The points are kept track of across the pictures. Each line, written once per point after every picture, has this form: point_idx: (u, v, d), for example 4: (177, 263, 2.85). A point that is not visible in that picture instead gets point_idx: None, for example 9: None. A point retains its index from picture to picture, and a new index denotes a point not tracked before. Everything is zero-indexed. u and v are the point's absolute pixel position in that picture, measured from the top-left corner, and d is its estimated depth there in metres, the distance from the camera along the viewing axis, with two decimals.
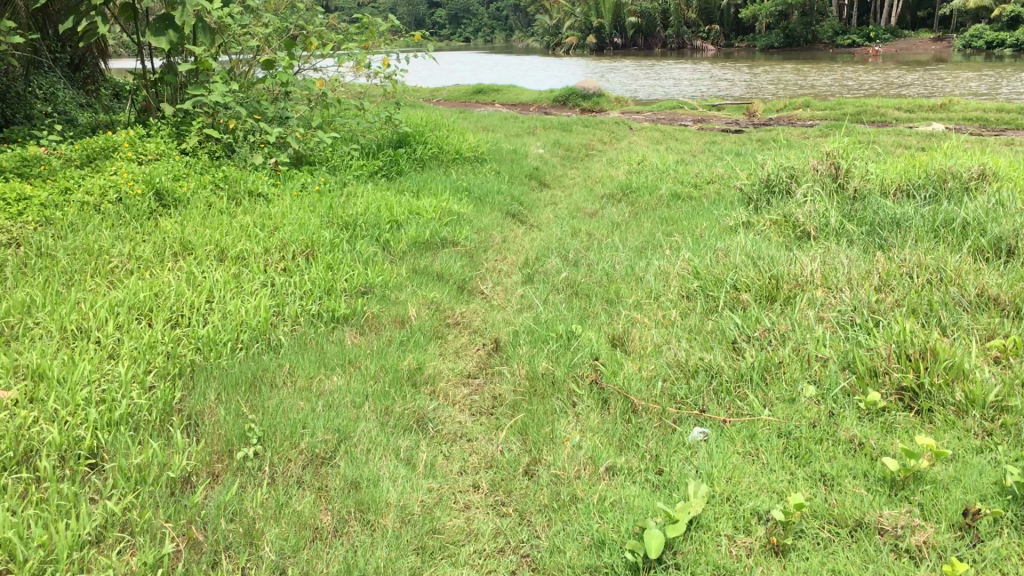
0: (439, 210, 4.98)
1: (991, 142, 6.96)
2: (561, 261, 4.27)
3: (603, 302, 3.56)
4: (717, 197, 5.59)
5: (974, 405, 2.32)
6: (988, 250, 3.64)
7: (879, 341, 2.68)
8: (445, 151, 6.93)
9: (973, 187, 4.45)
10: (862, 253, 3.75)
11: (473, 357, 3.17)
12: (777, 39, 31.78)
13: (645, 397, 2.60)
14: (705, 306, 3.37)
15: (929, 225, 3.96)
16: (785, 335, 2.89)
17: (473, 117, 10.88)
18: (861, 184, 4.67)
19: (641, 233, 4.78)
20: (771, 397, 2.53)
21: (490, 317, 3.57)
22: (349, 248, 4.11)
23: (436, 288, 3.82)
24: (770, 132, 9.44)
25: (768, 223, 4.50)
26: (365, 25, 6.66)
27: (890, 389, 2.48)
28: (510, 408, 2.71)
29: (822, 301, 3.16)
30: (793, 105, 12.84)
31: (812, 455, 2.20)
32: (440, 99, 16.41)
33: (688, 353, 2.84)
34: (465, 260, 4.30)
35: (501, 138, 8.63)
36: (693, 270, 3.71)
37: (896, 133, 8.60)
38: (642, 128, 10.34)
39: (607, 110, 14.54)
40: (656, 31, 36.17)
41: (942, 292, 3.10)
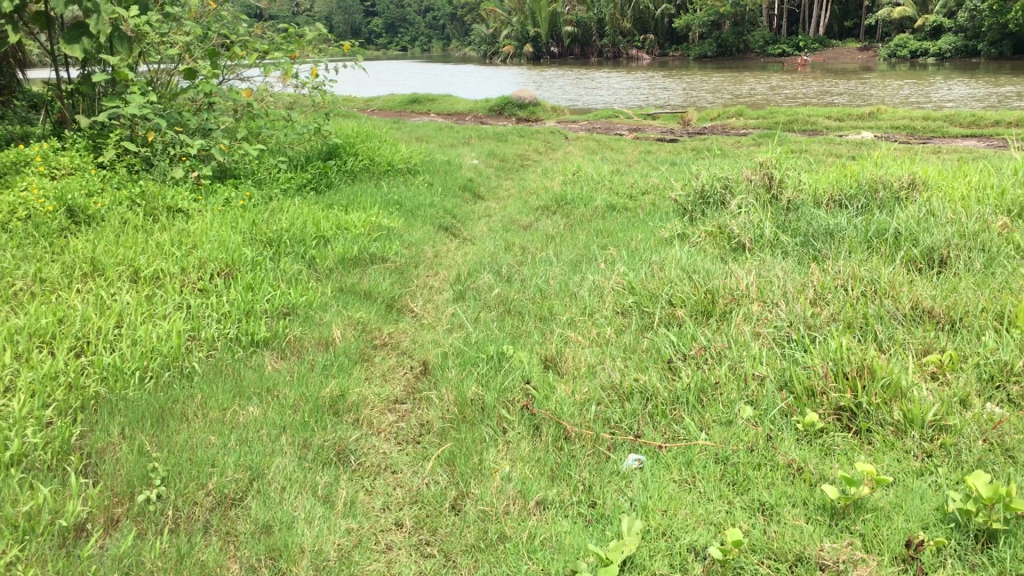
0: (368, 225, 4.83)
1: (919, 151, 7.04)
2: (493, 276, 4.16)
3: (535, 320, 3.46)
4: (653, 208, 5.53)
5: (913, 424, 2.26)
6: (921, 261, 3.62)
7: (816, 359, 2.61)
8: (376, 163, 6.77)
9: (904, 197, 4.46)
10: (797, 265, 3.71)
11: (400, 381, 3.03)
12: (710, 48, 32.19)
13: (578, 422, 2.49)
14: (640, 322, 3.28)
15: (862, 235, 3.94)
16: (721, 352, 2.81)
17: (407, 127, 10.72)
18: (794, 195, 4.65)
19: (575, 246, 4.69)
20: (707, 419, 2.44)
21: (420, 337, 3.44)
22: (271, 265, 3.94)
23: (363, 307, 3.67)
24: (704, 141, 9.47)
25: (704, 234, 4.44)
26: (292, 34, 6.47)
27: (828, 409, 2.40)
28: (437, 436, 2.58)
29: (758, 315, 3.10)
30: (726, 114, 12.94)
31: (750, 482, 2.11)
32: (375, 109, 16.21)
33: (622, 374, 2.74)
34: (395, 277, 4.16)
35: (435, 149, 8.49)
36: (628, 285, 3.62)
37: (828, 141, 8.68)
38: (578, 138, 10.29)
39: (543, 119, 14.51)
40: (592, 41, 36.39)
41: (877, 304, 3.05)
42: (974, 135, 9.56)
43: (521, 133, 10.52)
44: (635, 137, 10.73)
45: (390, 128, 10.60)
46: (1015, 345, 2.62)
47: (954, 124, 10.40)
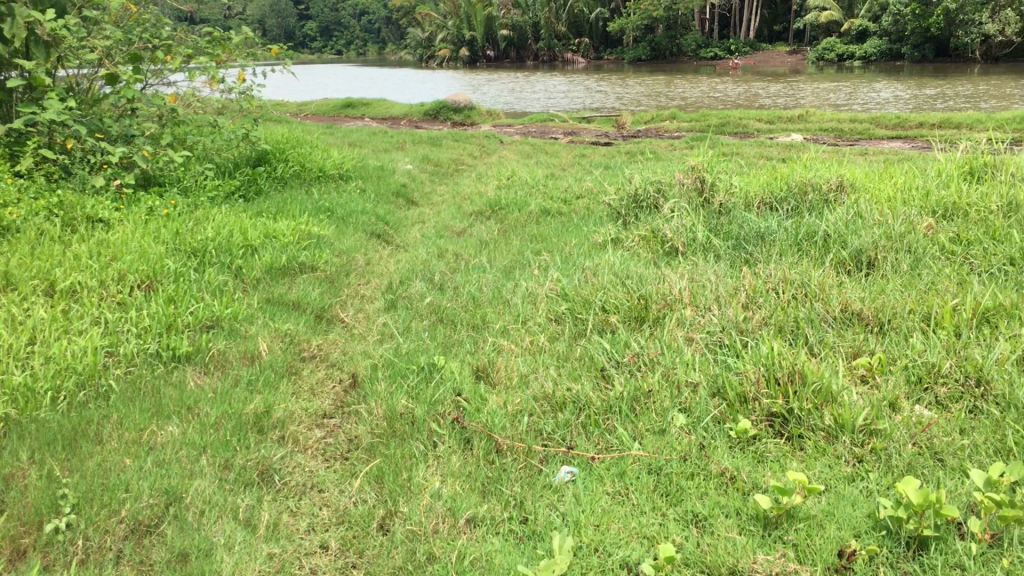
0: (297, 233, 4.72)
1: (847, 153, 7.16)
2: (425, 284, 4.09)
3: (468, 329, 3.40)
4: (587, 212, 5.52)
5: (844, 429, 2.25)
6: (850, 263, 3.65)
7: (748, 364, 2.60)
8: (307, 169, 6.65)
9: (833, 199, 4.51)
10: (729, 269, 3.71)
11: (329, 395, 2.94)
12: (644, 52, 32.49)
13: (510, 435, 2.44)
14: (573, 330, 3.25)
15: (792, 238, 3.96)
16: (654, 360, 2.78)
17: (340, 132, 10.57)
18: (725, 198, 4.67)
19: (509, 252, 4.65)
20: (640, 428, 2.40)
21: (349, 348, 3.35)
22: (195, 277, 3.81)
23: (290, 319, 3.58)
24: (639, 144, 9.51)
25: (637, 238, 4.43)
26: (217, 38, 6.32)
27: (760, 415, 2.38)
28: (366, 452, 2.50)
29: (690, 320, 3.09)
30: (661, 117, 13.05)
31: (683, 493, 2.08)
32: (308, 113, 15.98)
33: (555, 384, 2.70)
34: (324, 287, 4.06)
35: (367, 154, 8.39)
36: (561, 291, 3.59)
37: (759, 143, 8.79)
38: (513, 141, 10.26)
39: (479, 123, 14.47)
40: (527, 44, 36.48)
41: (807, 308, 3.06)
42: (900, 137, 9.77)
43: (456, 136, 10.46)
44: (570, 141, 10.74)
45: (323, 133, 10.44)
46: (942, 347, 2.65)
47: (880, 126, 10.62)
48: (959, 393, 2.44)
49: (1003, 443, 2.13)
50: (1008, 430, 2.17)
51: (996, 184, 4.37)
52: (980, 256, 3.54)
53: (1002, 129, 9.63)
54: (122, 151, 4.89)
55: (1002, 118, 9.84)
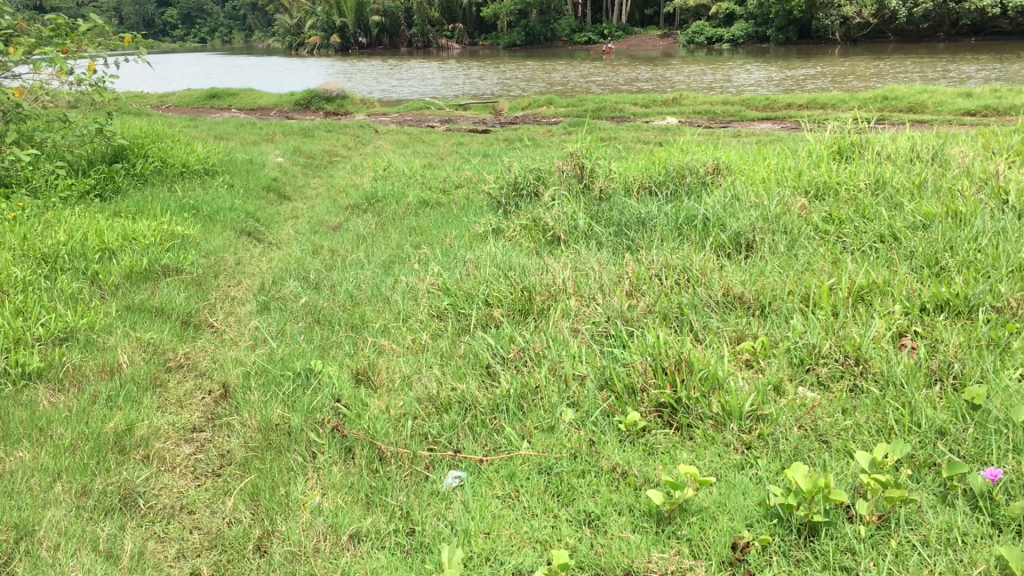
0: (160, 233, 4.45)
1: (720, 136, 7.29)
2: (300, 283, 3.91)
3: (347, 329, 3.26)
4: (466, 202, 5.42)
5: (732, 416, 2.21)
6: (729, 246, 3.67)
7: (635, 354, 2.55)
8: (169, 165, 6.32)
9: (709, 182, 4.55)
10: (611, 257, 3.68)
11: (198, 407, 2.76)
12: (517, 37, 32.57)
13: (393, 441, 2.32)
14: (456, 326, 3.15)
15: (672, 223, 3.97)
16: (540, 354, 2.71)
17: (206, 125, 10.15)
18: (605, 184, 4.66)
19: (388, 246, 4.51)
20: (529, 427, 2.32)
21: (220, 355, 3.17)
22: (46, 285, 3.54)
23: (154, 327, 3.35)
24: (516, 131, 9.46)
25: (518, 228, 4.36)
26: (63, 28, 5.91)
27: (649, 407, 2.33)
28: (239, 468, 2.34)
29: (575, 311, 3.04)
30: (536, 103, 13.06)
31: (574, 492, 2.00)
32: (172, 105, 15.32)
33: (439, 385, 2.60)
34: (191, 291, 3.84)
35: (235, 148, 8.06)
36: (443, 286, 3.48)
37: (635, 128, 8.88)
38: (388, 131, 10.06)
39: (352, 113, 14.17)
40: (400, 31, 36.07)
41: (690, 293, 3.05)
42: (768, 118, 10.05)
43: (329, 127, 10.19)
44: (446, 129, 10.61)
45: (187, 126, 10.00)
46: (821, 328, 2.66)
47: (750, 108, 10.90)
48: (840, 373, 2.44)
49: (885, 421, 2.11)
50: (889, 406, 2.17)
51: (863, 163, 4.50)
52: (852, 234, 3.61)
53: (862, 108, 10.02)
54: None
55: (862, 98, 10.24)
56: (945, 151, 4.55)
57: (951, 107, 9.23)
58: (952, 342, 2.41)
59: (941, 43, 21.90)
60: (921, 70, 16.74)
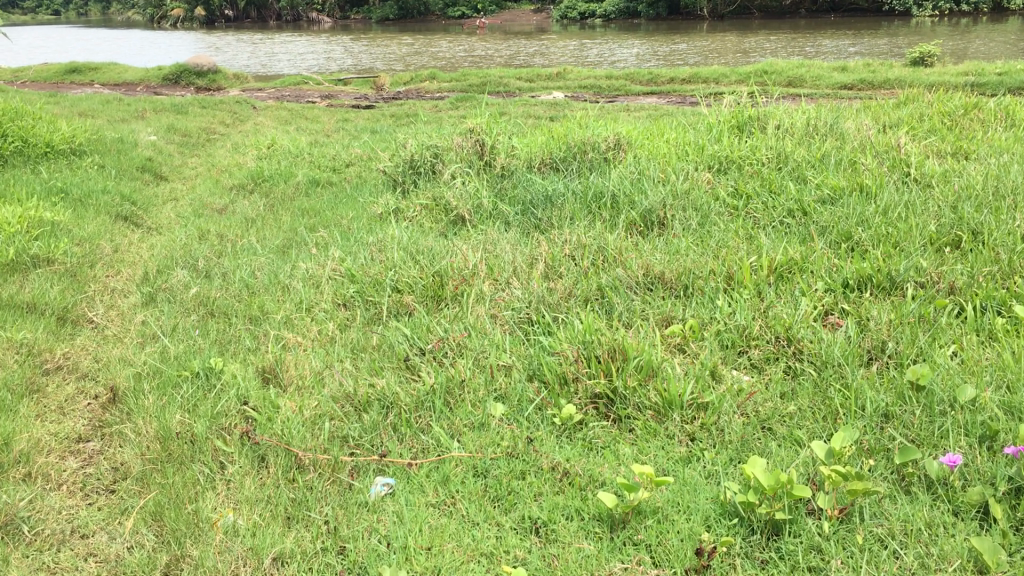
0: (25, 220, 4.06)
1: (612, 110, 7.25)
2: (188, 272, 3.63)
3: (245, 321, 3.02)
4: (360, 181, 5.19)
5: (672, 406, 2.11)
6: (640, 223, 3.58)
7: (564, 343, 2.42)
8: (31, 145, 5.84)
9: (612, 157, 4.47)
10: (521, 238, 3.55)
11: (82, 415, 2.49)
12: (393, 11, 31.99)
13: (311, 446, 2.12)
14: (365, 316, 2.95)
15: (581, 201, 3.86)
16: (461, 345, 2.56)
17: (69, 101, 9.52)
18: (507, 161, 4.52)
19: (280, 229, 4.26)
20: (457, 425, 2.17)
21: (104, 354, 2.89)
22: None
23: (26, 325, 3.04)
24: (402, 106, 9.21)
25: (418, 208, 4.18)
26: None
27: (584, 399, 2.21)
28: (137, 482, 2.09)
29: (492, 297, 2.90)
30: (420, 77, 12.78)
31: (517, 496, 1.86)
32: (27, 81, 14.31)
33: (355, 381, 2.41)
34: (65, 282, 3.52)
35: (103, 125, 7.54)
36: (347, 272, 3.28)
37: (523, 102, 8.76)
38: (267, 107, 9.64)
39: (226, 88, 13.60)
40: (271, 4, 34.93)
41: (610, 274, 2.95)
42: (654, 93, 10.10)
43: (203, 103, 9.69)
44: (328, 104, 10.25)
45: (47, 102, 9.33)
46: (749, 307, 2.59)
47: (634, 82, 10.94)
48: (774, 354, 2.38)
49: (829, 406, 2.06)
50: (830, 389, 2.12)
51: (764, 137, 4.49)
52: (761, 209, 3.58)
53: (742, 83, 10.18)
54: None
55: (743, 73, 10.42)
56: (840, 123, 4.59)
57: (828, 81, 9.47)
58: (882, 320, 2.38)
59: (805, 20, 22.63)
60: (790, 45, 17.26)
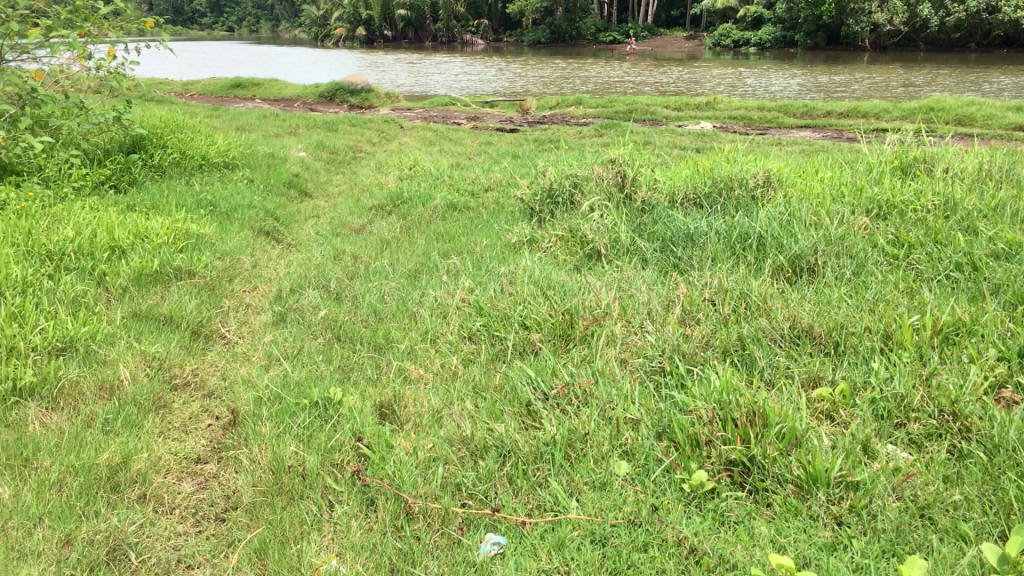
0: (172, 232, 4.19)
1: (763, 144, 6.97)
2: (320, 293, 3.62)
3: (369, 349, 2.97)
4: (497, 207, 5.13)
5: (816, 483, 1.90)
6: (788, 269, 3.35)
7: (699, 400, 2.24)
8: (188, 157, 6.09)
9: (759, 196, 4.24)
10: (658, 277, 3.38)
11: (203, 435, 2.47)
12: (544, 35, 32.29)
13: (422, 492, 2.02)
14: (490, 351, 2.85)
15: (725, 241, 3.65)
16: (587, 393, 2.42)
17: (229, 115, 9.95)
18: (648, 195, 4.36)
19: (414, 253, 4.23)
20: (578, 482, 2.02)
21: (231, 373, 2.89)
22: (49, 286, 3.28)
23: (162, 338, 3.08)
24: (546, 132, 9.16)
25: (554, 239, 4.08)
26: (80, 10, 5.78)
27: (717, 465, 2.03)
28: (246, 514, 2.04)
29: (624, 341, 2.75)
30: (566, 101, 12.76)
31: (636, 571, 1.70)
32: (196, 94, 15.09)
33: (473, 425, 2.31)
34: (203, 295, 3.58)
35: (258, 140, 7.81)
36: (476, 304, 3.19)
37: (669, 132, 8.57)
38: (413, 127, 9.79)
39: (376, 107, 13.95)
40: (427, 25, 35.88)
41: (753, 325, 2.75)
42: (807, 127, 9.70)
43: (354, 121, 9.93)
44: (474, 126, 10.33)
45: (209, 115, 9.77)
46: (909, 373, 2.34)
47: (787, 115, 10.54)
48: (936, 430, 2.12)
49: (1002, 498, 1.80)
50: (1002, 479, 1.86)
51: (930, 180, 4.16)
52: (924, 261, 3.28)
53: (905, 119, 9.65)
54: None
55: (907, 109, 9.88)
56: (1018, 169, 4.21)
57: (1002, 120, 8.86)
58: None
59: (976, 53, 21.43)
60: (958, 80, 16.36)
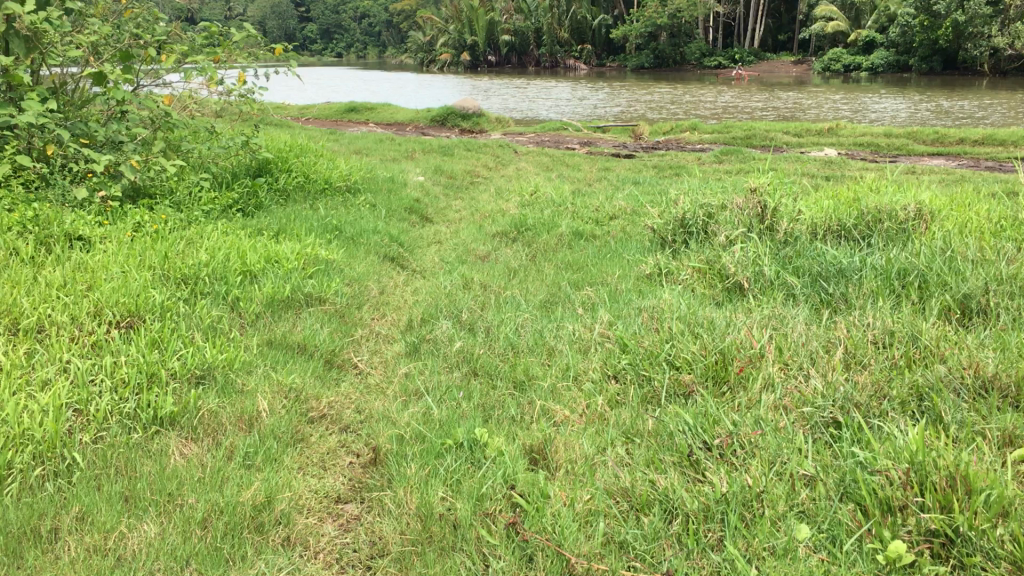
0: (302, 257, 4.16)
1: (898, 174, 6.63)
2: (453, 323, 3.52)
3: (509, 386, 2.84)
4: (625, 235, 4.97)
5: None
6: (957, 310, 3.08)
7: (886, 460, 2.03)
8: (312, 181, 6.14)
9: (912, 229, 3.97)
10: (813, 317, 3.16)
11: (344, 473, 2.38)
12: (650, 60, 32.05)
13: (584, 549, 1.86)
14: (639, 393, 2.68)
15: (882, 277, 3.41)
16: (754, 443, 2.23)
17: (346, 139, 10.07)
18: (791, 226, 4.14)
19: (544, 282, 4.11)
20: (757, 546, 1.83)
21: (367, 406, 2.80)
22: (185, 311, 3.27)
23: (297, 366, 3.02)
24: (664, 157, 8.96)
25: (690, 271, 3.89)
26: (214, 36, 5.89)
27: (916, 536, 1.81)
28: (394, 564, 1.92)
29: (786, 385, 2.55)
30: (680, 127, 12.53)
31: None
32: (311, 118, 15.44)
33: (632, 475, 2.15)
34: (334, 323, 3.52)
35: (377, 164, 7.86)
36: (619, 341, 3.03)
37: (794, 159, 8.26)
38: (527, 152, 9.73)
39: (487, 131, 13.99)
40: (533, 50, 36.10)
41: (930, 374, 2.51)
42: (939, 155, 9.22)
43: (468, 145, 9.93)
44: (588, 151, 10.21)
45: (328, 139, 9.92)
46: None
47: (917, 142, 10.08)
48: None
49: None
50: None
51: None
52: None
53: None
54: (108, 159, 4.42)
55: None
56: None
57: None
58: None
59: None
60: None
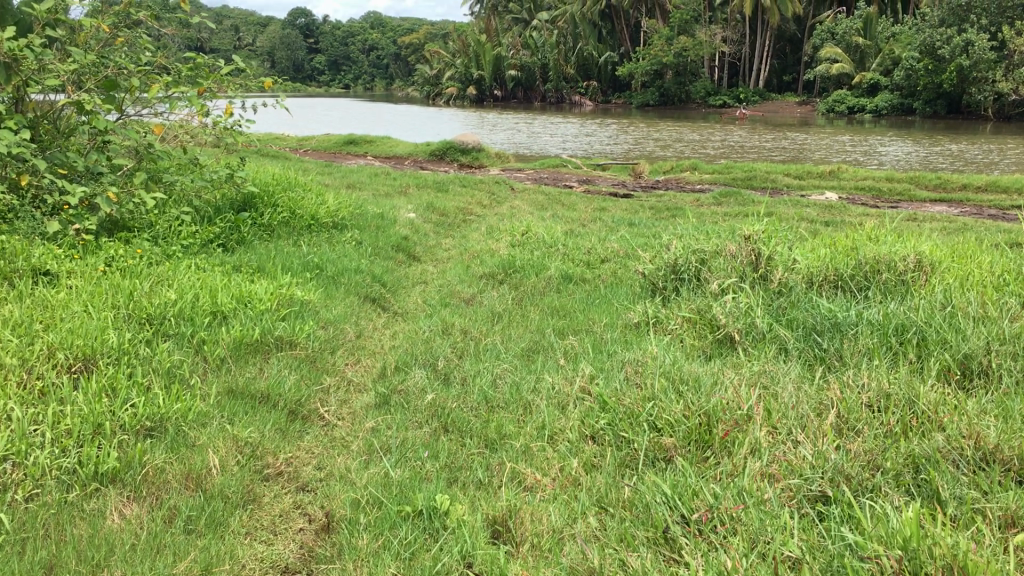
0: (277, 297, 4.01)
1: (898, 222, 6.50)
2: (428, 372, 3.36)
3: (480, 446, 2.67)
4: (615, 281, 4.82)
5: None
6: (957, 371, 2.90)
7: (878, 545, 1.85)
8: (298, 216, 6.00)
9: (911, 282, 3.81)
10: (805, 374, 3.00)
11: (293, 539, 2.20)
12: (653, 98, 32.13)
13: None
14: (616, 457, 2.51)
15: (878, 332, 3.25)
16: (735, 519, 2.05)
17: (341, 172, 9.96)
18: (785, 275, 3.98)
19: (528, 329, 3.95)
20: None
21: (328, 463, 2.63)
22: (144, 354, 3.11)
23: (257, 418, 2.86)
24: (662, 198, 8.83)
25: (680, 320, 3.73)
26: (201, 67, 5.77)
27: None
28: None
29: (772, 453, 2.37)
30: (681, 167, 12.44)
31: None
32: (310, 150, 15.37)
33: (601, 554, 1.97)
34: (303, 369, 3.36)
35: (369, 199, 7.73)
36: (599, 397, 2.86)
37: (793, 202, 8.13)
38: (524, 189, 9.62)
39: (486, 166, 13.91)
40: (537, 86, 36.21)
41: (928, 444, 2.33)
42: (942, 201, 9.09)
43: (464, 181, 9.81)
44: (586, 190, 10.09)
45: (321, 172, 9.81)
46: None
47: (919, 187, 9.96)
48: None
49: None
50: None
51: None
52: None
53: None
54: (83, 191, 4.28)
55: None
56: None
57: None
58: None
59: None
60: None
